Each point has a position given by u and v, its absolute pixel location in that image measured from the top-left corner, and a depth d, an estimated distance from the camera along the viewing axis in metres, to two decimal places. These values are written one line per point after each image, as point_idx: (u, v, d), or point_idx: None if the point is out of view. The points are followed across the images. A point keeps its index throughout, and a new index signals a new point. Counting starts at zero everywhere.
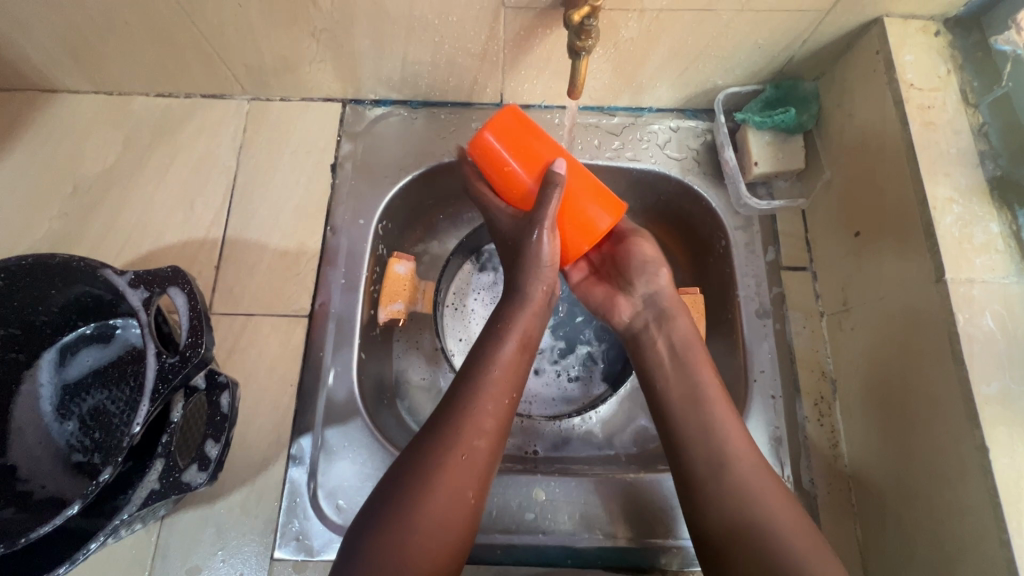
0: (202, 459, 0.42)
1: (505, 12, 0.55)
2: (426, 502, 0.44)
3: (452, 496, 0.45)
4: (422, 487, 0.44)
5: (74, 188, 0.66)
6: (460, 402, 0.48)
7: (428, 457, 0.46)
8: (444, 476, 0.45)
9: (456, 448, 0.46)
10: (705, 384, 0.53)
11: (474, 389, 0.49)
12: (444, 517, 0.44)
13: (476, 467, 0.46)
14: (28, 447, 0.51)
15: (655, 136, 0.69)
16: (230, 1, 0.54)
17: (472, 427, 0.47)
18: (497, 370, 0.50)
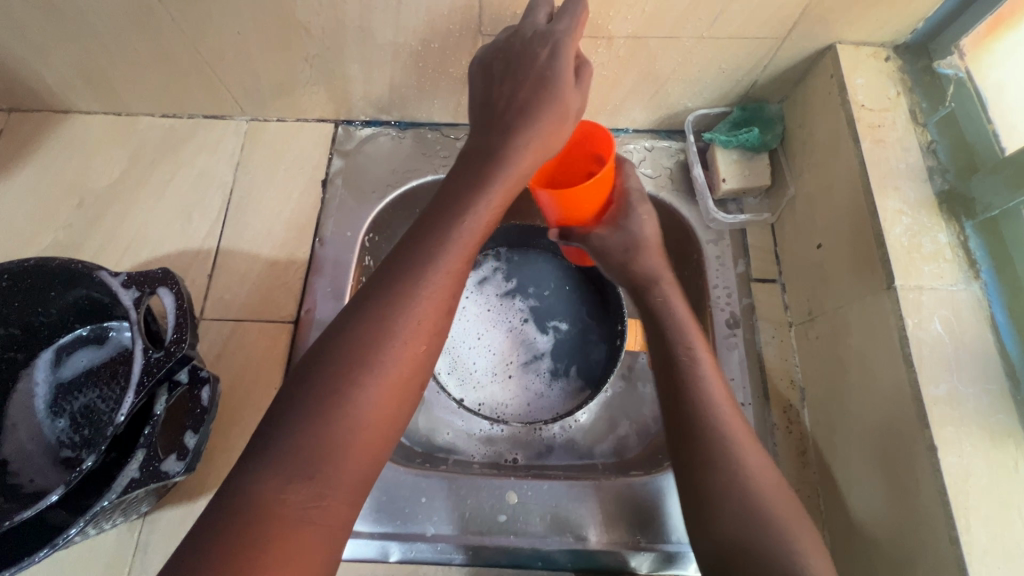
0: (181, 449, 0.45)
1: (483, 39, 0.59)
2: (361, 388, 0.39)
3: (393, 394, 0.40)
4: (356, 378, 0.39)
5: (80, 201, 0.70)
6: (413, 276, 0.42)
7: (374, 343, 0.40)
8: (381, 364, 0.40)
9: (399, 336, 0.41)
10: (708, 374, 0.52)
11: (423, 262, 0.43)
12: (384, 403, 0.40)
13: (416, 360, 0.41)
14: (21, 441, 0.54)
15: (631, 155, 0.73)
16: (231, 29, 0.59)
17: (426, 316, 0.42)
18: (452, 255, 0.44)
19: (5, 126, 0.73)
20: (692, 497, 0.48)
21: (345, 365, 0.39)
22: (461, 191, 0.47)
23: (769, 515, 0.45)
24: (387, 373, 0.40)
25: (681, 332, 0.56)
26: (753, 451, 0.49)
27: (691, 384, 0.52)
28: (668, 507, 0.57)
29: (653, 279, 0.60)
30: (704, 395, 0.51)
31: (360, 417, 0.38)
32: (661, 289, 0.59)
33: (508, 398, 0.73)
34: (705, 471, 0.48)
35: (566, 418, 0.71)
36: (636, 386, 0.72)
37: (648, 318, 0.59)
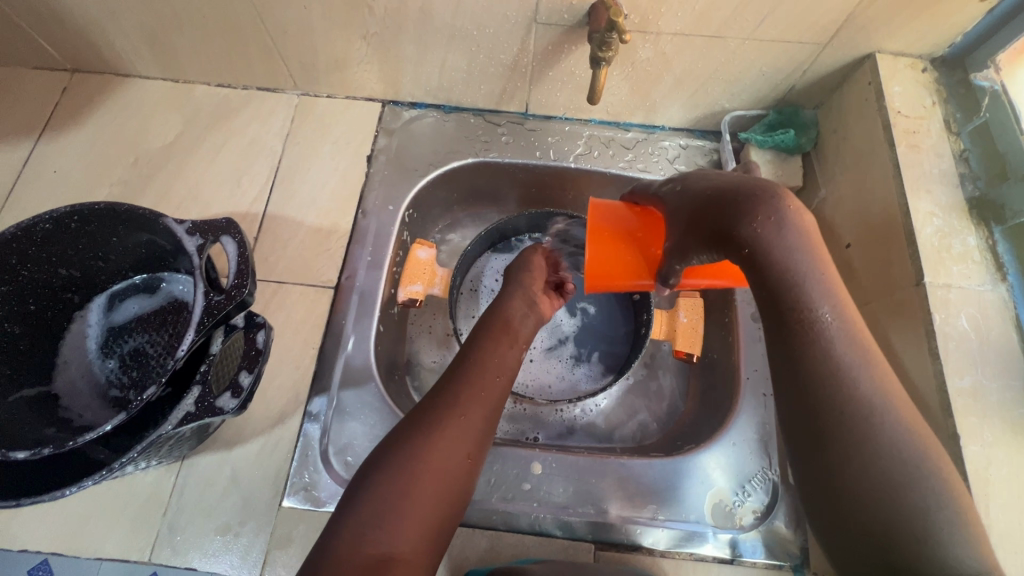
0: (235, 387, 0.46)
1: (537, 27, 0.62)
2: (419, 476, 0.44)
3: (450, 455, 0.46)
4: (422, 439, 0.46)
5: (135, 159, 0.73)
6: (464, 378, 0.51)
7: (427, 433, 0.47)
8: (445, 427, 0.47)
9: (458, 408, 0.49)
10: (835, 322, 0.39)
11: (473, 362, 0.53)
12: (448, 459, 0.46)
13: (468, 427, 0.48)
14: (72, 379, 0.56)
15: (666, 151, 0.76)
16: (298, 3, 0.62)
17: (474, 393, 0.50)
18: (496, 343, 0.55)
19: (68, 85, 0.77)
20: (826, 494, 0.38)
21: (403, 464, 0.45)
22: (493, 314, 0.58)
23: (927, 514, 0.35)
24: (443, 436, 0.47)
25: (795, 282, 0.39)
26: (908, 438, 0.36)
27: (809, 348, 0.38)
28: (688, 486, 0.59)
29: (749, 202, 0.41)
30: (829, 358, 0.38)
31: (425, 468, 0.45)
32: (755, 225, 0.40)
33: (532, 378, 0.75)
34: (836, 466, 0.37)
35: (588, 402, 0.73)
36: (657, 375, 0.74)
37: (750, 269, 0.41)
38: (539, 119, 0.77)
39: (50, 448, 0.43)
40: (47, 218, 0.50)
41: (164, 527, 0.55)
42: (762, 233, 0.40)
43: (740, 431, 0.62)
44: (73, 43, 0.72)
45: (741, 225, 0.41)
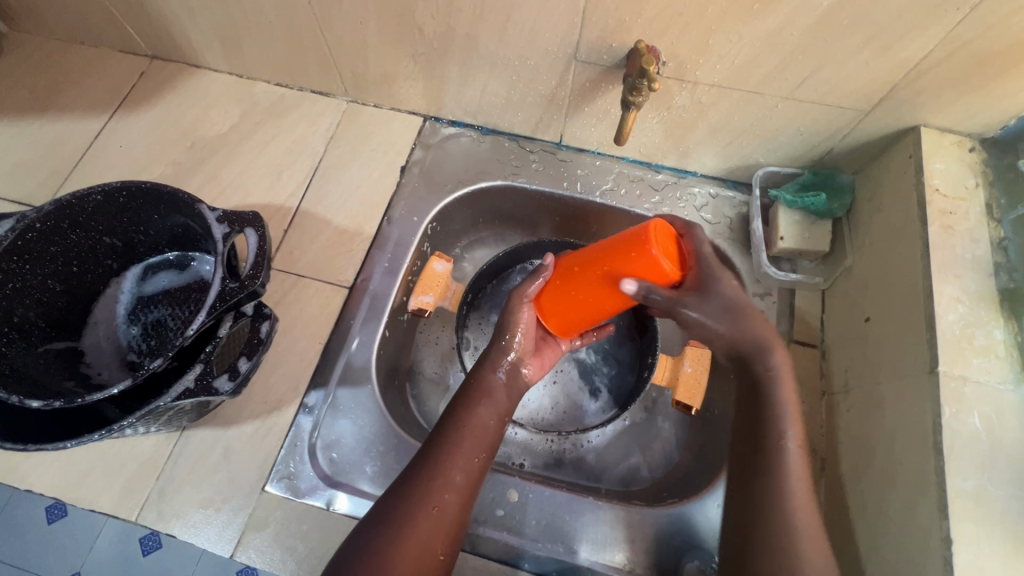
0: (233, 371, 0.48)
1: (575, 64, 0.64)
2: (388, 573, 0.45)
3: (421, 549, 0.47)
4: (392, 536, 0.47)
5: (191, 144, 0.79)
6: (433, 459, 0.51)
7: (394, 525, 0.47)
8: (414, 524, 0.48)
9: (429, 503, 0.49)
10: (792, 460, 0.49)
11: (443, 446, 0.52)
12: (418, 559, 0.46)
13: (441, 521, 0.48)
14: (98, 339, 0.61)
15: (694, 198, 0.76)
16: (355, 19, 0.66)
17: (443, 482, 0.50)
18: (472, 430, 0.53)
19: (146, 70, 0.84)
20: None
21: (369, 558, 0.45)
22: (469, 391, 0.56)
23: None
24: (413, 530, 0.47)
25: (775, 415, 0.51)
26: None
27: (773, 476, 0.49)
28: (668, 542, 0.58)
29: (758, 344, 0.53)
30: (778, 495, 0.47)
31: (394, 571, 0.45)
32: (766, 364, 0.52)
33: (529, 404, 0.74)
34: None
35: (582, 437, 0.73)
36: (656, 421, 0.73)
37: (751, 393, 0.53)
38: (572, 151, 0.78)
39: (61, 402, 0.46)
40: (99, 190, 0.55)
41: (155, 492, 0.58)
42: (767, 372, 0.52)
43: None
44: (155, 32, 0.79)
45: (746, 354, 0.53)
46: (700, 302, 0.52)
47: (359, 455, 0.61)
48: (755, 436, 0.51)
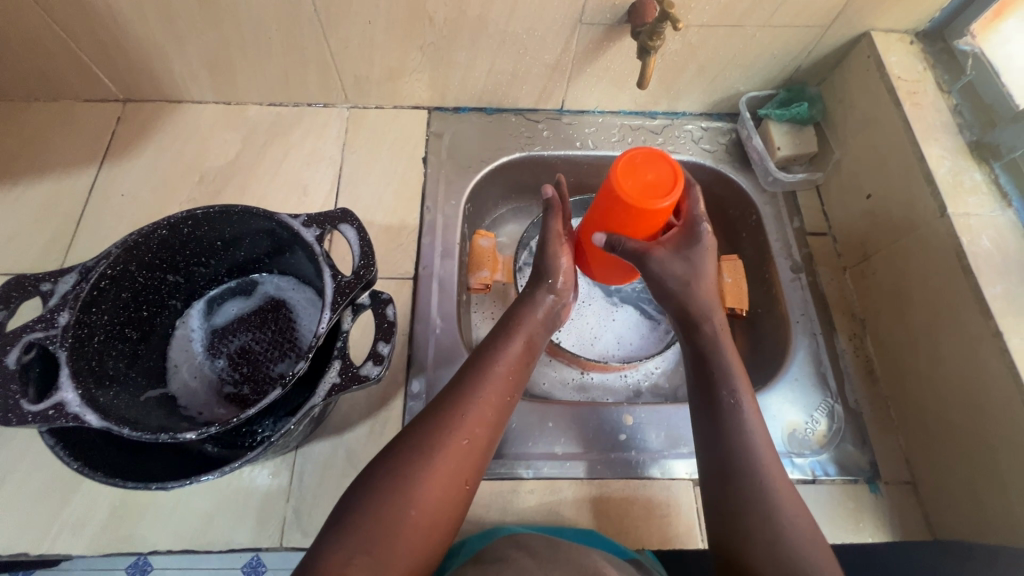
0: (376, 356, 0.49)
1: (580, 28, 0.70)
2: (414, 496, 0.46)
3: (449, 478, 0.48)
4: (423, 461, 0.48)
5: (200, 178, 0.76)
6: (466, 393, 0.53)
7: (421, 455, 0.48)
8: (445, 454, 0.49)
9: (460, 434, 0.51)
10: (746, 408, 0.53)
11: (473, 384, 0.54)
12: (445, 489, 0.48)
13: (470, 453, 0.51)
14: (186, 379, 0.58)
15: (690, 133, 0.85)
16: (364, 20, 0.68)
17: (476, 416, 0.52)
18: (502, 367, 0.56)
19: (122, 114, 0.79)
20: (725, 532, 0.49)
21: (394, 485, 0.46)
22: (498, 337, 0.60)
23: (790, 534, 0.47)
24: (443, 458, 0.49)
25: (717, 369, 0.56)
26: (781, 494, 0.49)
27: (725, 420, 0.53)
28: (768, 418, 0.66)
29: (700, 314, 0.60)
30: (737, 431, 0.52)
31: (421, 496, 0.47)
32: (715, 325, 0.59)
33: (599, 347, 0.79)
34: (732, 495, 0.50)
35: (650, 365, 0.79)
36: None
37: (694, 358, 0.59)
38: (573, 114, 0.85)
39: (216, 427, 0.45)
40: (165, 221, 0.53)
41: (291, 512, 0.57)
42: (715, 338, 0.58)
43: (800, 366, 0.69)
44: (131, 73, 0.75)
45: (699, 325, 0.60)
46: (667, 257, 0.60)
47: None
48: (706, 388, 0.56)
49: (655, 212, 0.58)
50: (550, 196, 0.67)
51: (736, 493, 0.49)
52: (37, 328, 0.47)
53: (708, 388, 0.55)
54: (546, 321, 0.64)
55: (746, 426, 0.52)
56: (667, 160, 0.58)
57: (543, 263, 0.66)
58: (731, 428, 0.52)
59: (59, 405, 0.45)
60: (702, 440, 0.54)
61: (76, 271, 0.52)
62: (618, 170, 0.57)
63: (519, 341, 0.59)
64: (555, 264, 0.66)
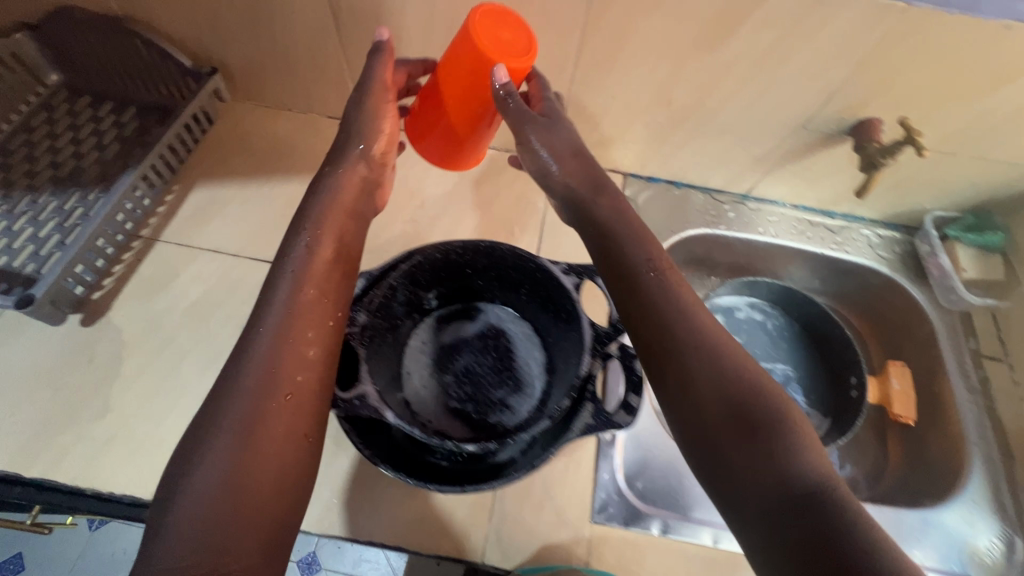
0: (627, 406, 0.53)
1: (801, 131, 0.76)
2: (225, 466, 0.43)
3: (280, 448, 0.46)
4: (235, 438, 0.45)
5: (422, 203, 0.84)
6: (290, 333, 0.50)
7: (271, 421, 0.46)
8: (261, 438, 0.45)
9: (278, 392, 0.47)
10: (721, 339, 0.50)
11: (292, 311, 0.51)
12: (274, 477, 0.45)
13: (296, 407, 0.47)
14: (417, 388, 0.65)
15: (866, 238, 0.88)
16: (609, 94, 0.76)
17: (298, 361, 0.49)
18: (308, 290, 0.53)
19: None
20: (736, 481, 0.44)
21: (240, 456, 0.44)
22: (292, 230, 0.58)
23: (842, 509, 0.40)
24: (265, 420, 0.46)
25: (678, 302, 0.52)
26: (800, 450, 0.44)
27: (690, 341, 0.50)
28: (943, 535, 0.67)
29: (606, 216, 0.60)
30: (693, 347, 0.50)
31: (251, 476, 0.44)
32: (635, 225, 0.59)
33: None
34: (744, 446, 0.45)
35: None
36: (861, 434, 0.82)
37: (611, 258, 0.57)
38: (756, 201, 0.90)
39: (496, 444, 0.49)
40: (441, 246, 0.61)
41: (494, 533, 0.60)
42: (647, 259, 0.56)
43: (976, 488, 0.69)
44: None
45: (589, 204, 0.61)
46: (548, 127, 0.60)
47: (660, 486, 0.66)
48: (651, 299, 0.53)
49: (484, 73, 0.54)
50: (381, 40, 0.65)
51: (749, 446, 0.45)
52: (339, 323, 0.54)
53: (650, 290, 0.53)
54: (353, 204, 0.62)
55: (723, 361, 0.49)
56: (522, 23, 0.54)
57: (363, 120, 0.63)
58: (680, 344, 0.50)
59: (360, 397, 0.51)
60: (686, 384, 0.48)
61: (363, 276, 0.60)
62: (476, 29, 0.52)
63: (325, 248, 0.56)
64: (374, 128, 0.64)
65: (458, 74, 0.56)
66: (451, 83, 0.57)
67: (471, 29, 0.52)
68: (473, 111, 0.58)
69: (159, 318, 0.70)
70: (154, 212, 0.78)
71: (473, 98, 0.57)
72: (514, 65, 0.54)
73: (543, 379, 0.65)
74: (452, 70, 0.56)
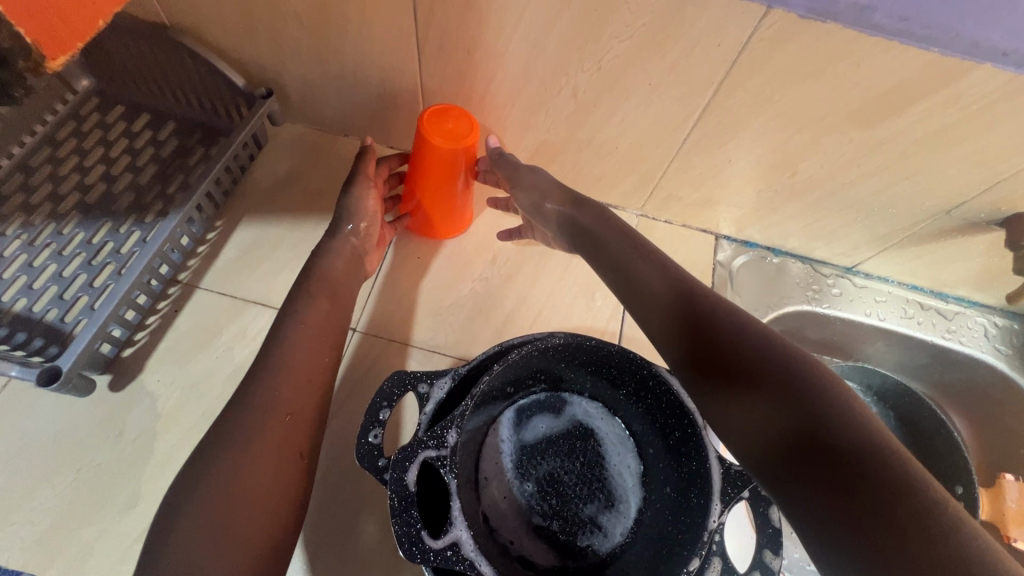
0: (764, 568, 0.45)
1: (942, 216, 0.66)
2: (224, 474, 0.44)
3: (277, 460, 0.47)
4: (243, 450, 0.46)
5: (493, 258, 0.75)
6: (286, 359, 0.52)
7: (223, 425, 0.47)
8: (262, 451, 0.46)
9: (279, 410, 0.49)
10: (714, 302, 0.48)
11: (291, 346, 0.53)
12: (269, 490, 0.45)
13: (295, 426, 0.49)
14: (496, 499, 0.56)
15: (981, 327, 0.79)
16: (725, 157, 0.66)
17: (296, 379, 0.51)
18: (308, 328, 0.55)
19: None
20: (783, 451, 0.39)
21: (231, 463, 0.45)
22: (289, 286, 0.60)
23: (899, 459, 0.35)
24: (266, 436, 0.47)
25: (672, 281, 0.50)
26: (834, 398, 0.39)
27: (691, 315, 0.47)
28: None
29: (591, 222, 0.59)
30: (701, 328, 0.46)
31: (248, 486, 0.44)
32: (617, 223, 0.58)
33: None
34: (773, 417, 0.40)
35: None
36: None
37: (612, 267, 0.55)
38: (862, 276, 0.81)
39: None
40: (542, 344, 0.52)
41: None
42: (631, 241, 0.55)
43: None
44: None
45: (577, 220, 0.60)
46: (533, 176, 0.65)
47: None
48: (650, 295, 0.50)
49: (458, 157, 0.62)
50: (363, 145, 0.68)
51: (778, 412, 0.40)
52: (428, 444, 0.45)
53: (640, 282, 0.52)
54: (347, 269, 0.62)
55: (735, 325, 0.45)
56: (463, 112, 0.63)
57: (348, 204, 0.64)
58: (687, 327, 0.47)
59: (455, 545, 0.42)
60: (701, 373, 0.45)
61: (450, 375, 0.50)
62: (424, 129, 0.61)
63: (321, 303, 0.57)
64: (361, 207, 0.65)
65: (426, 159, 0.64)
66: (438, 167, 0.64)
67: (422, 132, 0.61)
68: (438, 195, 0.68)
69: (198, 384, 0.62)
70: (195, 252, 0.69)
71: (448, 172, 0.65)
72: (465, 147, 0.62)
73: (640, 495, 0.57)
74: (425, 168, 0.65)
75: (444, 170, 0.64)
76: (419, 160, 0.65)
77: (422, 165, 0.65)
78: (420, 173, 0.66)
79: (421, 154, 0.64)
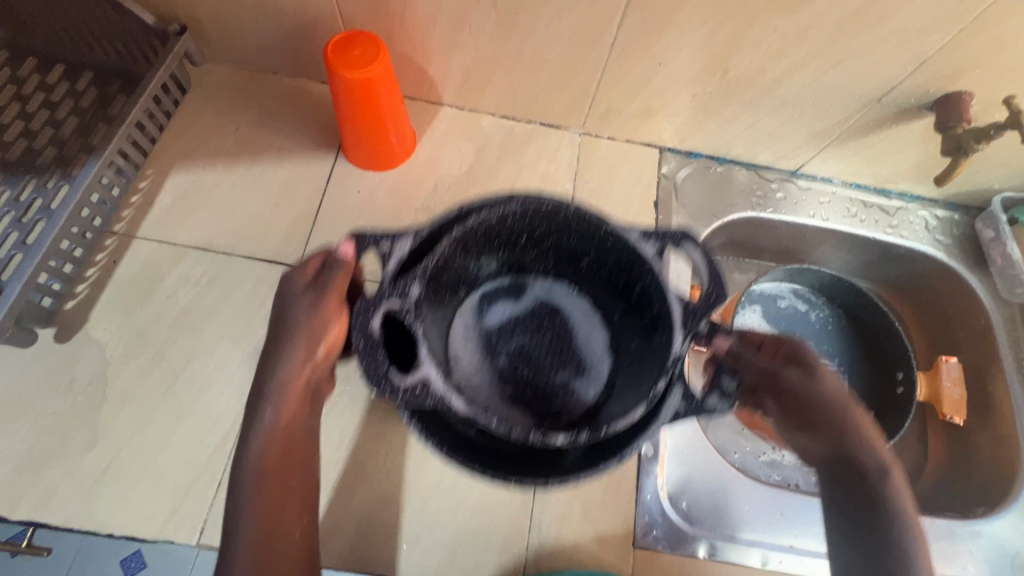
0: (722, 390, 0.45)
1: (874, 105, 0.66)
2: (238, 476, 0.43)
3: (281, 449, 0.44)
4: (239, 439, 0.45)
5: (434, 187, 0.74)
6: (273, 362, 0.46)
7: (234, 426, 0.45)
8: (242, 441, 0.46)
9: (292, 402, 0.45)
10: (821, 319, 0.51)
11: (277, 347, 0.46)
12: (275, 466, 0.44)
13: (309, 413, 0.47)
14: (467, 375, 0.57)
15: (923, 221, 0.80)
16: (655, 61, 0.65)
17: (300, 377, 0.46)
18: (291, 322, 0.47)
19: None
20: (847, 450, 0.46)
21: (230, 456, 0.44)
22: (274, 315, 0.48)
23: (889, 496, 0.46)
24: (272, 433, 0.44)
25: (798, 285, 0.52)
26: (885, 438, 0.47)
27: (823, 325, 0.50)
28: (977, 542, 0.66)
29: None
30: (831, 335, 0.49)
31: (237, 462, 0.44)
32: None
33: None
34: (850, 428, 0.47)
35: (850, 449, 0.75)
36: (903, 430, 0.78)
37: None
38: (807, 179, 0.81)
39: (587, 434, 0.42)
40: (497, 209, 0.48)
41: (531, 561, 0.58)
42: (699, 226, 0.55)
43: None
44: None
45: None
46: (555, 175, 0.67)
47: (707, 505, 0.62)
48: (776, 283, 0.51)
49: (376, 81, 0.61)
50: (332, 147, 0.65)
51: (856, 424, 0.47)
52: (391, 295, 0.45)
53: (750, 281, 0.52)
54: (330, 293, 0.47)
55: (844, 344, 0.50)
56: (363, 36, 0.61)
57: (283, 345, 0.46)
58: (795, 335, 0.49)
59: (423, 383, 0.42)
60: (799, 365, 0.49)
61: (410, 234, 0.47)
62: (330, 65, 0.60)
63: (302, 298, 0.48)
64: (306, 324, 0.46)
65: (346, 97, 0.63)
66: (365, 101, 0.63)
67: (330, 69, 0.60)
68: (374, 129, 0.67)
69: (145, 330, 0.62)
70: (127, 202, 0.68)
71: (374, 102, 0.64)
72: (380, 70, 0.61)
73: (609, 361, 0.58)
74: (353, 109, 0.64)
75: (369, 102, 0.63)
76: (342, 103, 0.64)
77: (347, 107, 0.64)
78: (350, 116, 0.65)
79: (339, 95, 0.63)
